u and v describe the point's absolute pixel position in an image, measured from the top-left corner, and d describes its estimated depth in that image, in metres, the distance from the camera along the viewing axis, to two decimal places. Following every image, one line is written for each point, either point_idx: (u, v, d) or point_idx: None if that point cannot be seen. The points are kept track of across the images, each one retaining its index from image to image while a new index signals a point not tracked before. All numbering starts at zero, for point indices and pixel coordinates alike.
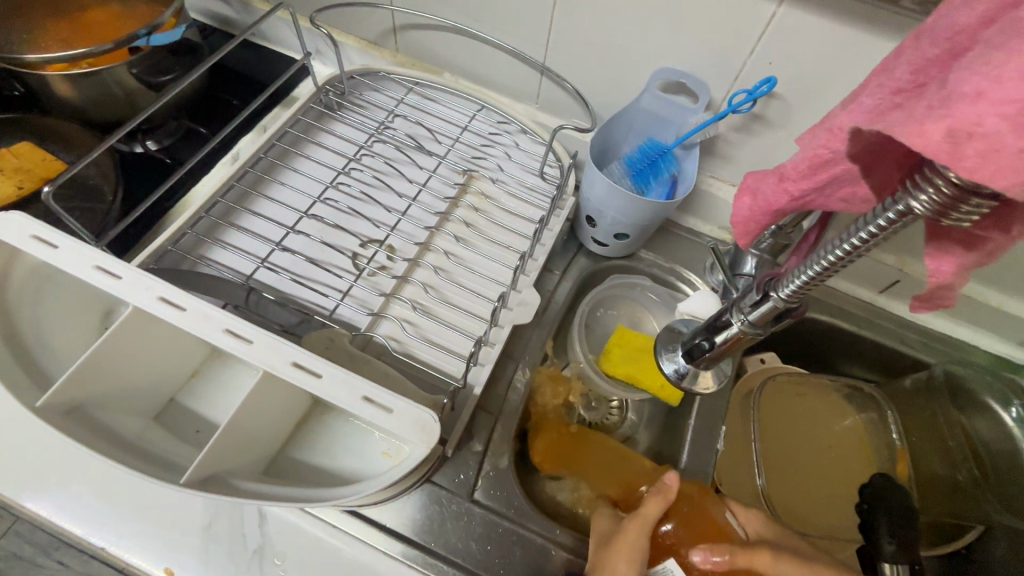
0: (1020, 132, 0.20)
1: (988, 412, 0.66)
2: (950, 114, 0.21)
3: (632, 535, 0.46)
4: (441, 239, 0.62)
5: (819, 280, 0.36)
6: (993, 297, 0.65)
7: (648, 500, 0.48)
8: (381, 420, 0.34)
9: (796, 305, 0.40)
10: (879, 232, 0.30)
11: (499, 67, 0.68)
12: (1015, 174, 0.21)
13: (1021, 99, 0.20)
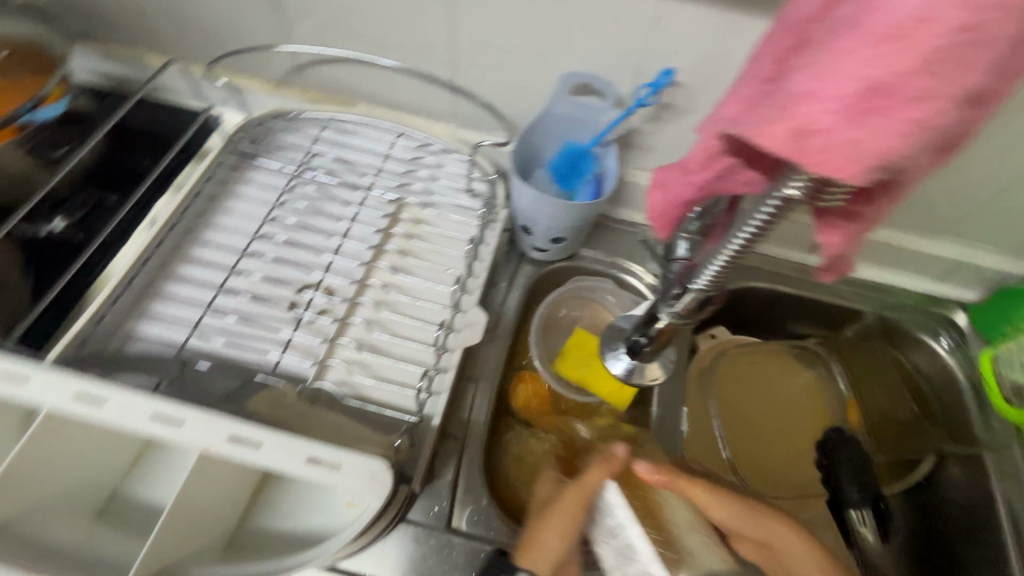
0: (851, 125, 0.23)
1: (925, 347, 0.71)
2: (793, 115, 0.24)
3: (570, 503, 0.44)
4: (380, 272, 0.60)
5: (731, 265, 0.38)
6: (908, 240, 0.69)
7: (593, 470, 0.45)
8: (329, 478, 0.34)
9: (715, 293, 0.42)
10: (769, 218, 0.32)
11: (412, 90, 0.68)
12: (853, 164, 0.23)
13: (850, 94, 0.22)
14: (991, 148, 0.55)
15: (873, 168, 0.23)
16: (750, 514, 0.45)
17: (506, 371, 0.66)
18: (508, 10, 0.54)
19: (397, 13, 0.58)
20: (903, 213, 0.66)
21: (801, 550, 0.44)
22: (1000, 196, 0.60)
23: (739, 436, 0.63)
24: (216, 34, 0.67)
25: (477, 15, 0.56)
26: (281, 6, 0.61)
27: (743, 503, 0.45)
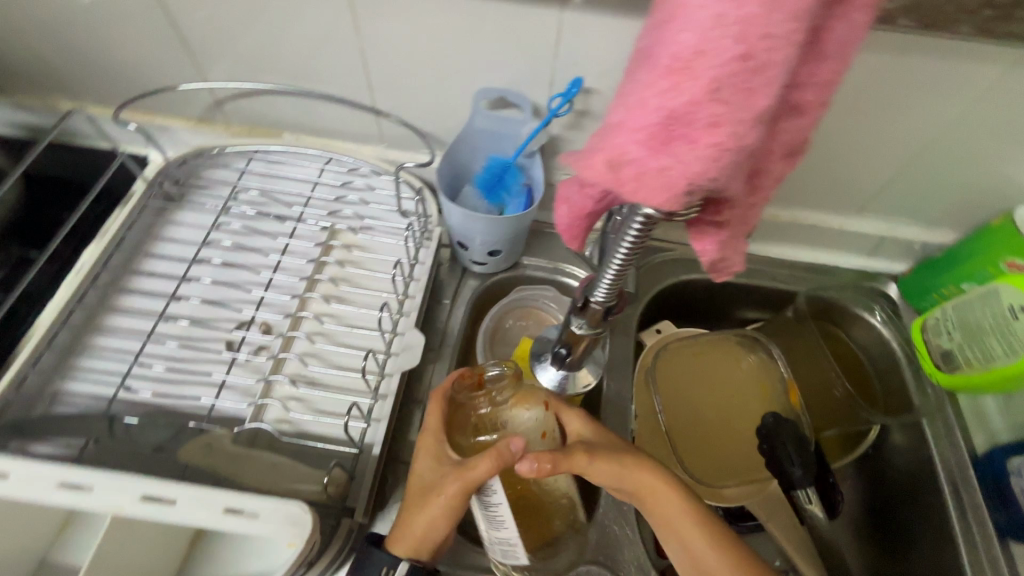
0: (653, 155, 0.26)
1: (862, 321, 0.74)
2: (607, 147, 0.27)
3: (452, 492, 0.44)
4: (316, 303, 0.60)
5: (623, 276, 0.40)
6: (834, 220, 0.71)
7: (477, 462, 0.43)
8: (246, 527, 0.34)
9: (615, 302, 0.44)
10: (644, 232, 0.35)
11: (336, 116, 0.67)
12: (663, 191, 0.27)
13: (647, 128, 0.26)
14: (894, 125, 0.58)
15: (681, 193, 0.27)
16: (622, 475, 0.48)
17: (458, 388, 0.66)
18: (414, 32, 0.55)
19: (306, 43, 0.58)
20: (826, 194, 0.68)
21: (672, 501, 0.49)
22: (909, 168, 0.63)
23: (685, 428, 0.65)
24: (128, 76, 0.66)
25: (385, 39, 0.56)
26: (189, 44, 0.61)
27: (618, 467, 0.48)
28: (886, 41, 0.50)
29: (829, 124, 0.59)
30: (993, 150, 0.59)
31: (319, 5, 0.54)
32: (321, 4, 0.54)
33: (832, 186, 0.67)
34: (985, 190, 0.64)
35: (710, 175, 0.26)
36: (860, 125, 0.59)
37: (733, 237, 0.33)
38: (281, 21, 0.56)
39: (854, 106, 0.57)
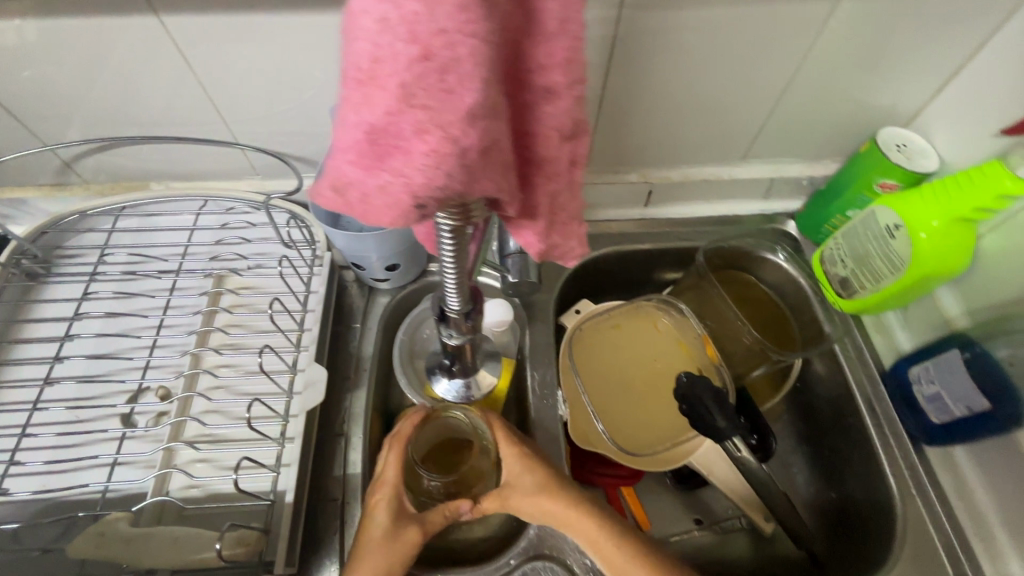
0: (365, 175, 0.25)
1: (771, 262, 0.74)
2: (330, 172, 0.26)
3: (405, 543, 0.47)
4: (210, 356, 0.57)
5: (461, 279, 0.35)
6: (722, 171, 0.73)
7: (433, 516, 0.49)
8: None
9: (472, 304, 0.39)
10: (456, 244, 0.31)
11: (199, 157, 0.64)
12: (390, 209, 0.25)
13: (350, 146, 0.24)
14: (753, 72, 0.59)
15: (410, 207, 0.24)
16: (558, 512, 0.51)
17: (383, 410, 0.65)
18: (249, 58, 0.52)
19: (140, 87, 0.54)
20: (709, 148, 0.69)
21: (602, 536, 0.51)
22: (778, 110, 0.65)
23: (612, 403, 0.66)
24: None
25: (223, 70, 0.53)
26: (12, 109, 0.56)
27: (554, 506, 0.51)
28: None
29: (696, 80, 0.59)
30: (851, 78, 0.61)
31: (140, 47, 0.50)
32: (138, 43, 0.50)
33: (712, 140, 0.68)
34: (853, 118, 0.66)
35: (436, 181, 0.23)
36: (724, 76, 0.59)
37: (555, 223, 0.32)
38: (104, 68, 0.52)
39: (712, 59, 0.57)
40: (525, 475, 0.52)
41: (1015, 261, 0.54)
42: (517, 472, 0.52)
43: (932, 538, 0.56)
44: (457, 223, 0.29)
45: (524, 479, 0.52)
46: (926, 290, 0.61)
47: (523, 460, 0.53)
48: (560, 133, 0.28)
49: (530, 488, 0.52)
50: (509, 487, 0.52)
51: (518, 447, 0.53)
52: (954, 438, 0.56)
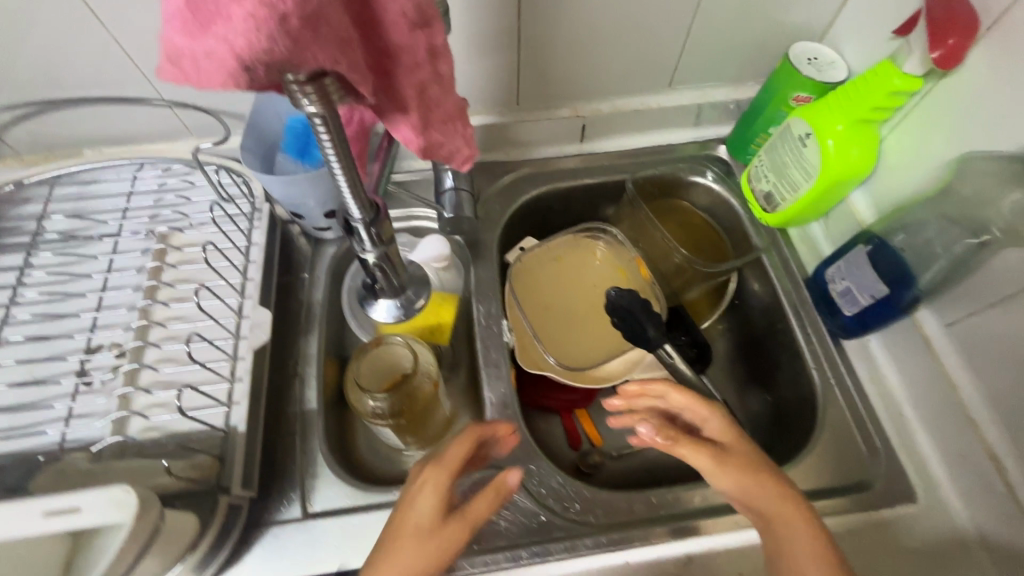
0: (193, 43, 0.27)
1: (701, 187, 0.77)
2: (174, 47, 0.28)
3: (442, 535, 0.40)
4: (159, 309, 0.59)
5: (359, 184, 0.36)
6: (652, 100, 0.75)
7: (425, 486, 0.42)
8: (71, 523, 0.35)
9: (375, 211, 0.39)
10: (335, 132, 0.32)
11: (128, 118, 0.64)
12: (215, 75, 0.26)
13: (181, 18, 0.27)
14: None
15: (234, 73, 0.26)
16: (756, 486, 0.45)
17: (338, 352, 0.68)
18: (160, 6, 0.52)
19: (53, 44, 0.54)
20: (635, 76, 0.71)
21: (808, 540, 0.43)
22: (697, 31, 0.66)
23: (553, 329, 0.70)
24: None
25: (133, 20, 0.53)
26: None
27: (755, 478, 0.46)
28: None
29: (610, 2, 0.60)
30: None
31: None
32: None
33: (638, 68, 0.70)
34: (769, 35, 0.68)
35: (248, 47, 0.25)
36: None
37: (427, 114, 0.34)
38: (14, 26, 0.52)
39: None
40: (732, 440, 0.48)
41: (912, 156, 0.58)
42: (732, 445, 0.48)
43: (848, 419, 0.60)
44: (325, 115, 0.31)
45: (738, 444, 0.48)
46: (840, 194, 0.65)
47: (741, 437, 0.48)
48: (418, 22, 0.30)
49: (744, 469, 0.46)
50: (722, 447, 0.47)
51: (739, 425, 0.50)
52: (866, 327, 0.61)
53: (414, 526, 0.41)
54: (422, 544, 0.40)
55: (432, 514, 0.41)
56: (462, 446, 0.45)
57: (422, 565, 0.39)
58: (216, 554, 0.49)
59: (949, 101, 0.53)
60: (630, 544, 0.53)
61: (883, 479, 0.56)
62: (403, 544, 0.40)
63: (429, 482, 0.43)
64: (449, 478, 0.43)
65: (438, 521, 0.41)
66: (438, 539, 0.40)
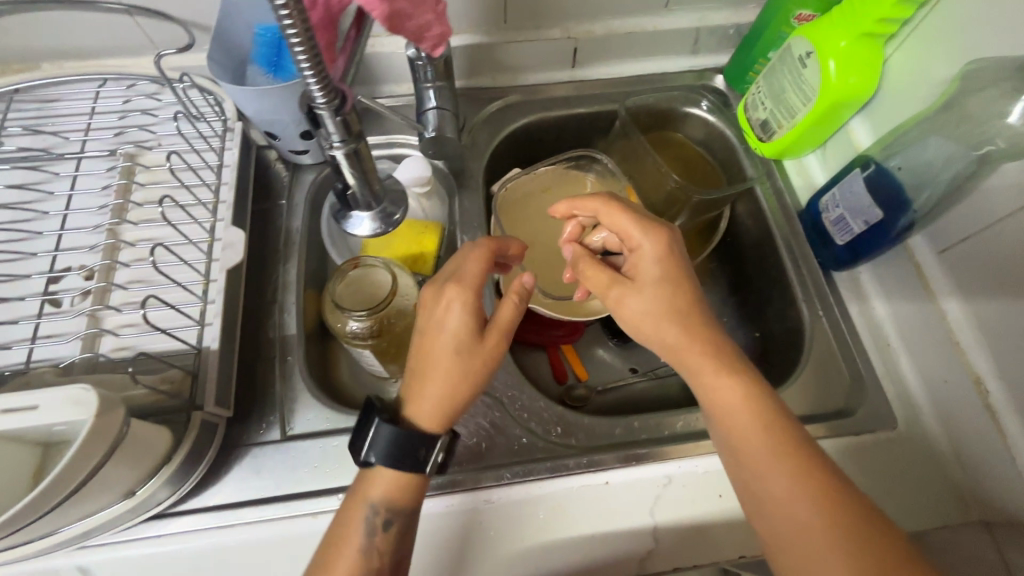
0: None
1: (696, 119, 0.74)
2: None
3: (472, 345, 0.47)
4: (129, 230, 0.57)
5: (325, 72, 0.33)
6: (647, 23, 0.71)
7: (454, 309, 0.47)
8: (30, 422, 0.34)
9: (342, 100, 0.36)
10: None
11: (86, 29, 0.60)
12: None
13: None
14: None
15: None
16: (655, 321, 0.48)
17: (318, 282, 0.66)
18: None
19: None
20: None
21: (721, 375, 0.45)
22: None
23: (540, 257, 0.67)
24: None
25: None
26: None
27: (656, 312, 0.48)
28: None
29: None
30: None
31: None
32: None
33: None
34: None
35: None
36: None
37: None
38: None
39: None
40: (652, 277, 0.49)
41: (919, 71, 0.55)
42: (648, 278, 0.50)
43: (834, 350, 0.60)
44: None
45: (657, 284, 0.49)
46: (841, 118, 0.62)
47: (669, 265, 0.49)
48: None
49: (652, 301, 0.48)
50: (634, 283, 0.50)
51: (671, 262, 0.50)
52: (857, 257, 0.60)
53: (434, 334, 0.47)
54: (448, 354, 0.46)
55: (456, 328, 0.47)
56: (466, 272, 0.49)
57: (459, 373, 0.46)
58: (192, 471, 0.48)
59: (962, 12, 0.50)
60: (614, 464, 0.53)
61: (865, 406, 0.56)
62: (425, 347, 0.47)
63: (430, 306, 0.49)
64: (462, 297, 0.48)
65: (467, 339, 0.47)
66: (457, 345, 0.46)
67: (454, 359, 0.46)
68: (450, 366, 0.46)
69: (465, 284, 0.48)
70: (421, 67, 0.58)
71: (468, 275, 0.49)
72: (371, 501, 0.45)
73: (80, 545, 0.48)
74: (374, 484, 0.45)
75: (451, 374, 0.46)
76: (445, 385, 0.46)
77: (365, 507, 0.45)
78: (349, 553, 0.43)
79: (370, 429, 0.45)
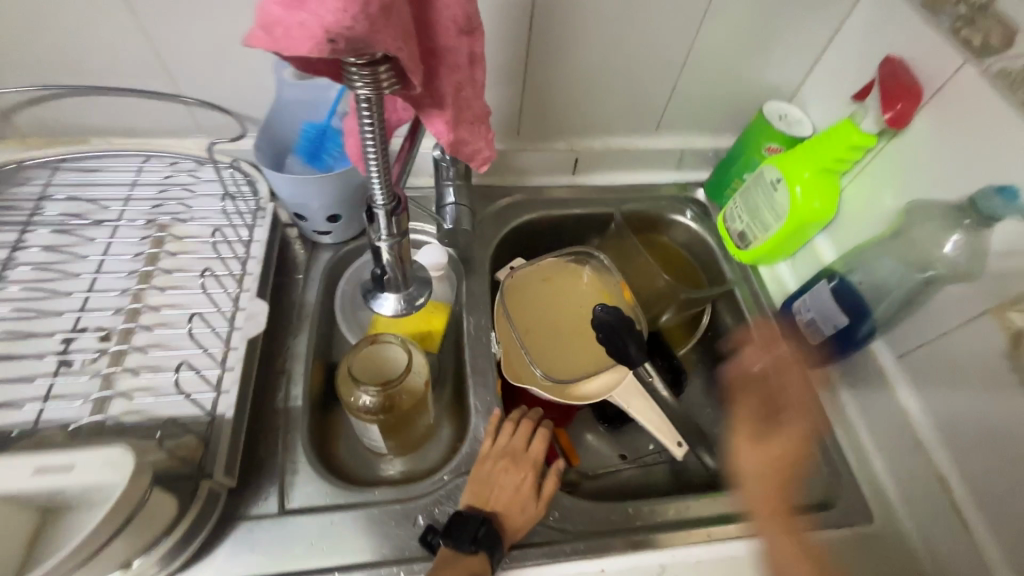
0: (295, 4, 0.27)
1: (681, 225, 0.83)
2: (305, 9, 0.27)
3: (532, 505, 0.55)
4: (153, 295, 0.59)
5: (389, 180, 0.41)
6: (640, 142, 0.81)
7: (527, 473, 0.56)
8: (58, 482, 0.35)
9: (398, 202, 0.43)
10: (377, 122, 0.36)
11: (140, 113, 0.66)
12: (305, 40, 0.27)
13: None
14: (655, 45, 0.67)
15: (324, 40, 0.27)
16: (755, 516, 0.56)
17: (326, 355, 0.68)
18: (194, 12, 0.56)
19: (82, 36, 0.57)
20: (626, 119, 0.78)
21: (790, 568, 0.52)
22: (680, 84, 0.73)
23: (541, 343, 0.72)
24: None
25: (169, 22, 0.57)
26: None
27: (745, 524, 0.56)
28: None
29: (610, 42, 0.67)
30: (739, 58, 0.71)
31: None
32: None
33: (627, 111, 0.77)
34: (746, 91, 0.76)
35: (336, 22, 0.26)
36: (631, 48, 0.68)
37: (458, 119, 0.38)
38: (54, 15, 0.55)
39: (614, 31, 0.65)
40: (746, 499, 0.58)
41: (868, 204, 0.65)
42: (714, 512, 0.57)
43: (813, 446, 0.64)
44: (375, 110, 0.35)
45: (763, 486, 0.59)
46: (808, 235, 0.71)
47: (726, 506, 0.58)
48: (465, 29, 0.34)
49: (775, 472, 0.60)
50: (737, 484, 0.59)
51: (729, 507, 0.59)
52: (829, 357, 0.66)
53: (511, 491, 0.55)
54: (522, 510, 0.54)
55: (529, 487, 0.56)
56: (540, 444, 0.59)
57: (520, 525, 0.53)
58: (187, 543, 0.47)
59: (898, 156, 0.60)
60: (608, 552, 0.54)
61: (843, 498, 0.59)
62: (498, 500, 0.54)
63: (505, 465, 0.56)
64: (535, 468, 0.57)
65: (531, 498, 0.55)
66: (528, 504, 0.55)
67: (519, 516, 0.54)
68: (523, 520, 0.54)
69: (539, 451, 0.58)
70: (444, 168, 0.66)
71: (539, 445, 0.59)
72: (475, 570, 0.48)
73: None
74: (472, 560, 0.49)
75: (522, 526, 0.53)
76: (515, 534, 0.53)
77: (471, 571, 0.48)
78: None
79: (471, 523, 0.51)
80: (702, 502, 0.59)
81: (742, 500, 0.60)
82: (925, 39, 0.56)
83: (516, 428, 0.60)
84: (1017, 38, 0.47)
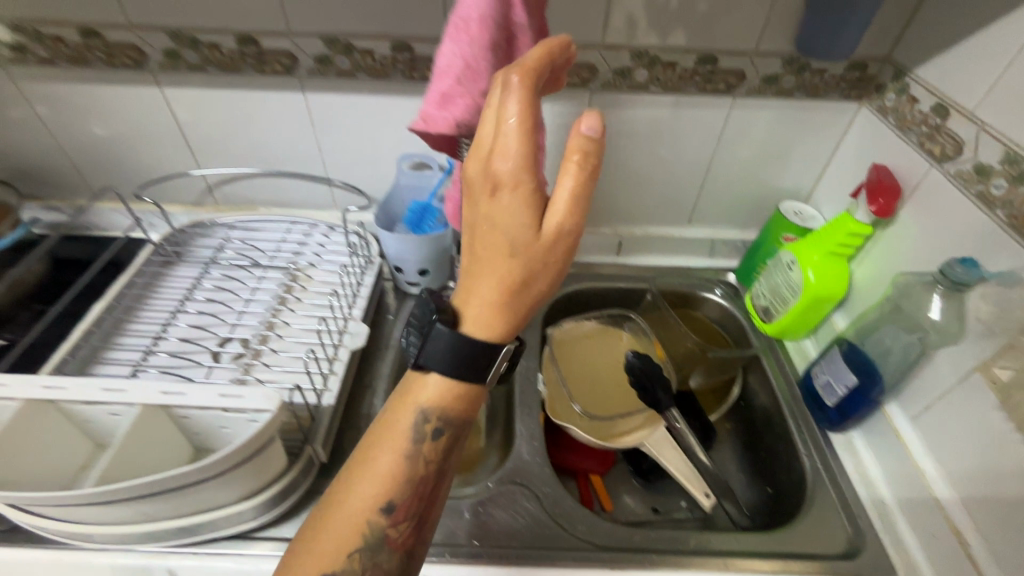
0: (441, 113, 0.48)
1: (712, 301, 0.94)
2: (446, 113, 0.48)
3: (527, 242, 0.38)
4: (285, 314, 0.78)
5: None
6: (675, 231, 0.97)
7: (511, 202, 0.37)
8: (233, 403, 0.51)
9: None
10: None
11: (298, 190, 0.92)
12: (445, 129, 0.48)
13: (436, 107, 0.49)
14: (686, 153, 0.86)
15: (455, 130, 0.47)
16: None
17: None
18: (352, 122, 0.82)
19: (277, 137, 0.84)
20: (662, 211, 0.95)
21: None
22: (710, 183, 0.90)
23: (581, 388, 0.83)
24: (145, 170, 0.89)
25: (334, 129, 0.83)
26: (189, 140, 0.85)
27: None
28: (662, 99, 0.79)
29: (650, 152, 0.86)
30: (757, 165, 0.87)
31: (286, 106, 0.80)
32: (286, 108, 0.81)
33: (664, 205, 0.93)
34: (767, 192, 0.91)
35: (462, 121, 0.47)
36: (665, 156, 0.86)
37: None
38: (264, 124, 0.83)
39: (653, 142, 0.84)
40: None
41: (873, 282, 0.75)
42: None
43: (835, 502, 0.67)
44: None
45: None
46: (826, 311, 0.80)
47: None
48: None
49: None
50: None
51: None
52: (848, 417, 0.72)
53: (488, 228, 0.39)
54: (507, 257, 0.38)
55: (521, 229, 0.37)
56: (518, 132, 0.36)
57: (512, 267, 0.38)
58: (287, 495, 0.60)
59: (893, 243, 0.71)
60: (629, 565, 0.60)
61: (865, 552, 0.62)
62: (471, 261, 0.41)
63: (479, 204, 0.39)
64: (516, 191, 0.37)
65: (525, 230, 0.37)
66: (527, 236, 0.37)
67: (510, 259, 0.38)
68: (512, 270, 0.39)
69: (527, 162, 0.36)
70: None
71: (515, 141, 0.36)
72: (422, 409, 0.44)
73: (175, 549, 0.57)
74: (423, 390, 0.44)
75: (512, 277, 0.39)
76: (501, 285, 0.39)
77: (414, 413, 0.44)
78: (392, 454, 0.43)
79: (428, 318, 0.43)
80: (724, 538, 0.64)
81: (763, 543, 0.63)
82: (901, 153, 0.70)
83: (486, 137, 0.38)
84: (964, 147, 0.61)
